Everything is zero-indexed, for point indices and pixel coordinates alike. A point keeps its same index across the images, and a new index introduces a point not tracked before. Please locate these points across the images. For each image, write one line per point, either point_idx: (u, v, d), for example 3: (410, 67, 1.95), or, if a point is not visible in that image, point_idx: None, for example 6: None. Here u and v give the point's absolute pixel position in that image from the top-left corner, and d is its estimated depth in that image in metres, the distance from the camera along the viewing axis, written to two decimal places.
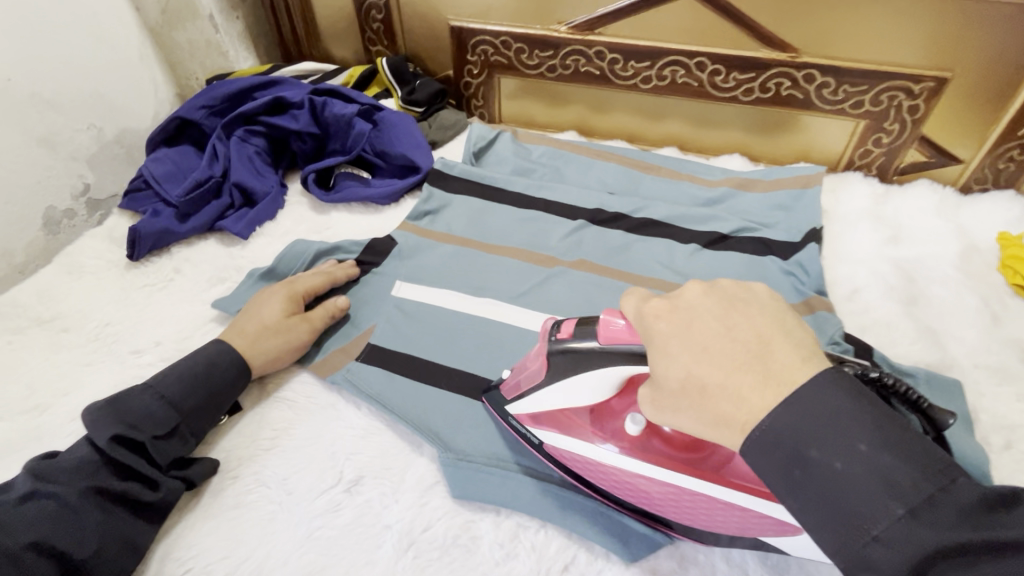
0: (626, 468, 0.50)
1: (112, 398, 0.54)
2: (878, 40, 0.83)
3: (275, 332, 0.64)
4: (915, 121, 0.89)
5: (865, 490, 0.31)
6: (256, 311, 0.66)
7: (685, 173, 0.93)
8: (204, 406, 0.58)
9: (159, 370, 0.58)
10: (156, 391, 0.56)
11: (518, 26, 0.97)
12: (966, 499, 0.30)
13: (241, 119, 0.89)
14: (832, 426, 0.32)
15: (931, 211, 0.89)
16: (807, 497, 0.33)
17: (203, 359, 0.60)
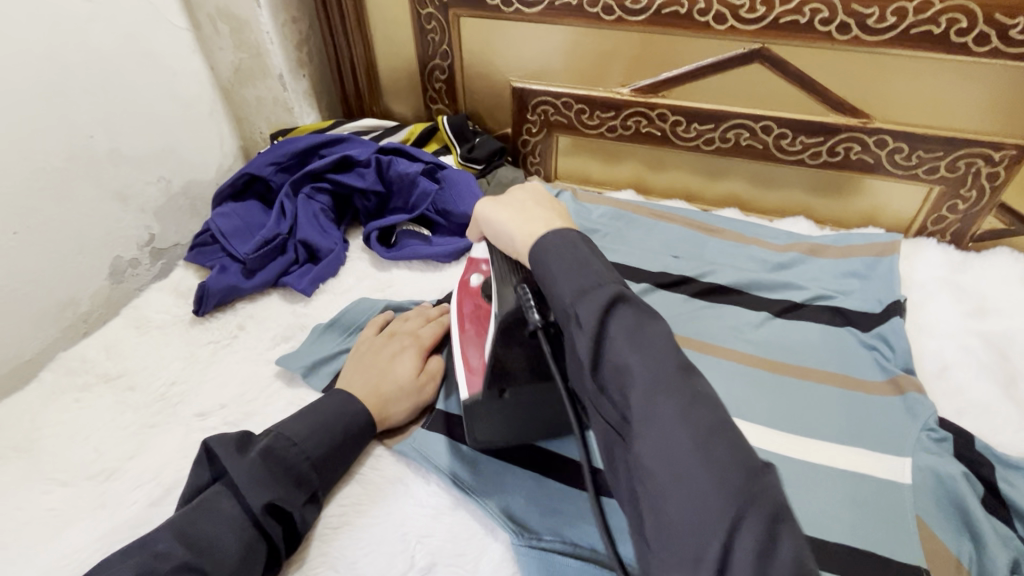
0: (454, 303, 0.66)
1: (265, 452, 0.54)
2: (957, 107, 0.81)
3: (406, 397, 0.65)
4: (995, 188, 0.86)
5: (581, 280, 0.45)
6: (389, 369, 0.65)
7: (751, 237, 0.91)
8: (338, 468, 0.58)
9: (302, 421, 0.58)
10: (303, 450, 0.56)
11: (581, 88, 0.97)
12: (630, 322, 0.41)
13: (308, 177, 0.90)
14: (591, 265, 0.46)
15: (1016, 282, 0.84)
16: (552, 270, 0.47)
17: (338, 410, 0.60)
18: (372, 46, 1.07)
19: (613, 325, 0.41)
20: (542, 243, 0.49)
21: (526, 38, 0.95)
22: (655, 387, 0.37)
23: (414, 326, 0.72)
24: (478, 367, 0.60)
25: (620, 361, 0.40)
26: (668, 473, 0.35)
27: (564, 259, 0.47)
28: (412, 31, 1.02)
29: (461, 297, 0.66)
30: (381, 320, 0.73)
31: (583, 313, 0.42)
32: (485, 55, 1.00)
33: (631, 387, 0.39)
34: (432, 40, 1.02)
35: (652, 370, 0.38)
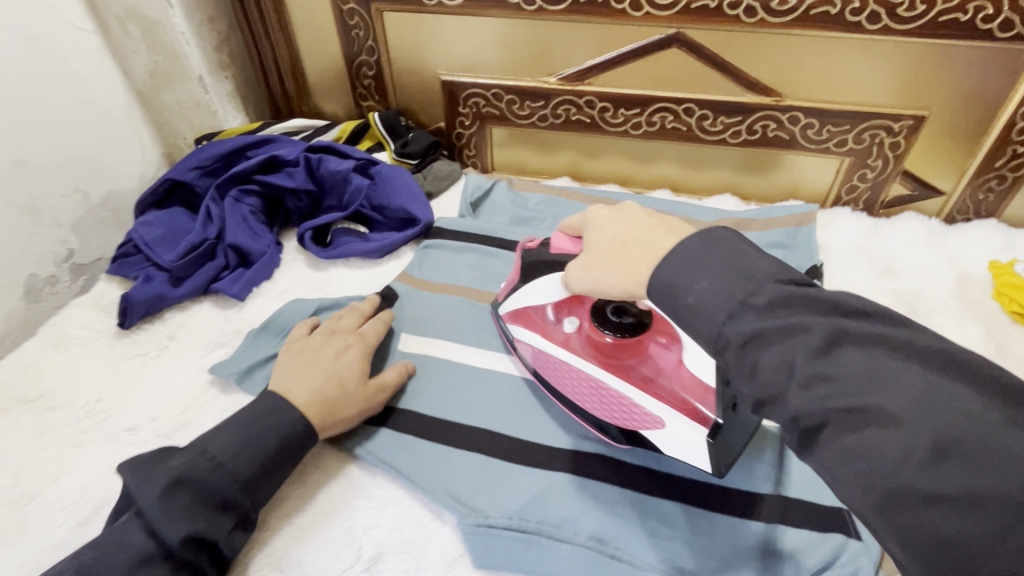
0: (564, 355, 0.61)
1: (183, 478, 0.51)
2: (858, 82, 0.87)
3: (356, 401, 0.61)
4: (898, 157, 0.93)
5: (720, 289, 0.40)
6: (337, 373, 0.62)
7: (681, 216, 0.94)
8: (272, 484, 0.55)
9: (226, 439, 0.54)
10: (224, 473, 0.53)
11: (510, 80, 0.99)
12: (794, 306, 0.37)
13: (235, 179, 0.88)
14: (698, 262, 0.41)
15: (921, 242, 0.91)
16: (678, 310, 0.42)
17: (266, 422, 0.56)
18: (295, 44, 1.05)
19: (770, 330, 0.37)
20: (661, 279, 0.42)
21: (452, 31, 0.95)
22: (849, 371, 0.35)
23: (352, 324, 0.69)
24: (682, 395, 0.54)
25: (795, 368, 0.36)
26: (891, 468, 0.33)
27: (701, 284, 0.40)
28: (336, 28, 1.01)
29: (556, 339, 0.62)
30: (322, 322, 0.69)
31: (735, 329, 0.39)
32: (413, 49, 1.00)
33: (824, 391, 0.35)
34: (356, 36, 1.01)
35: (835, 368, 0.35)
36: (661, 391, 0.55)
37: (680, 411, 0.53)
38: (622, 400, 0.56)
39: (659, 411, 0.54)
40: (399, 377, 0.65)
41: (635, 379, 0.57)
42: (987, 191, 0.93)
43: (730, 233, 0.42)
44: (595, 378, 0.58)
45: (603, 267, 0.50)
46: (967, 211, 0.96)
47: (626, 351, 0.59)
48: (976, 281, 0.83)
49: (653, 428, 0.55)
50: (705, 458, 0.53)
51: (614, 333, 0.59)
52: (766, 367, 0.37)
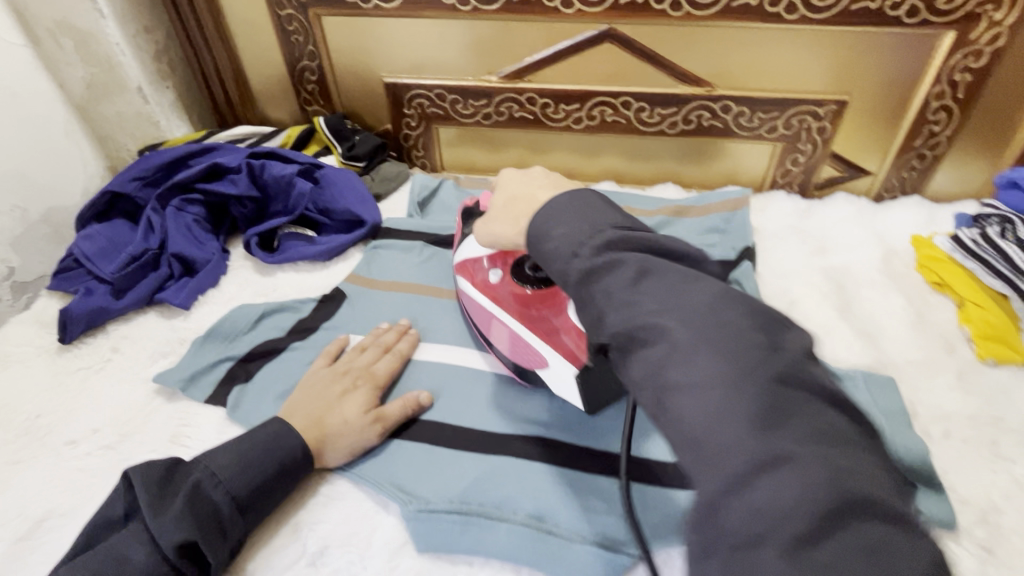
0: (485, 303, 0.67)
1: (189, 494, 0.52)
2: (782, 70, 0.91)
3: (355, 432, 0.60)
4: (825, 140, 0.97)
5: (623, 271, 0.41)
6: (337, 405, 0.62)
7: (624, 206, 0.97)
8: (268, 504, 0.55)
9: (229, 455, 0.55)
10: (224, 488, 0.53)
11: (452, 80, 1.00)
12: (668, 283, 0.39)
13: (177, 188, 0.87)
14: (608, 250, 0.43)
15: (850, 221, 0.95)
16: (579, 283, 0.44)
17: (271, 440, 0.57)
18: (235, 51, 1.05)
19: (629, 307, 0.39)
20: (534, 227, 0.47)
21: (391, 33, 0.96)
22: (686, 367, 0.35)
23: (369, 359, 0.68)
24: (567, 341, 0.60)
25: (648, 357, 0.37)
26: (716, 454, 0.32)
27: (560, 232, 0.45)
28: (275, 34, 1.01)
29: (479, 283, 0.69)
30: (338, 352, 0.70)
31: (614, 310, 0.40)
32: (354, 52, 1.00)
33: (675, 381, 0.35)
34: (296, 42, 1.01)
35: (673, 354, 0.36)
36: (551, 338, 0.60)
37: (564, 357, 0.59)
38: (522, 344, 0.63)
39: (545, 352, 0.61)
40: (404, 411, 0.63)
41: (535, 323, 0.63)
42: (910, 169, 0.98)
43: (597, 193, 0.48)
44: (505, 321, 0.65)
45: (496, 219, 0.57)
46: (894, 189, 1.01)
47: (547, 303, 0.64)
48: (901, 254, 0.87)
49: (542, 368, 0.62)
50: (576, 395, 0.59)
51: (535, 286, 0.65)
52: (646, 364, 0.37)
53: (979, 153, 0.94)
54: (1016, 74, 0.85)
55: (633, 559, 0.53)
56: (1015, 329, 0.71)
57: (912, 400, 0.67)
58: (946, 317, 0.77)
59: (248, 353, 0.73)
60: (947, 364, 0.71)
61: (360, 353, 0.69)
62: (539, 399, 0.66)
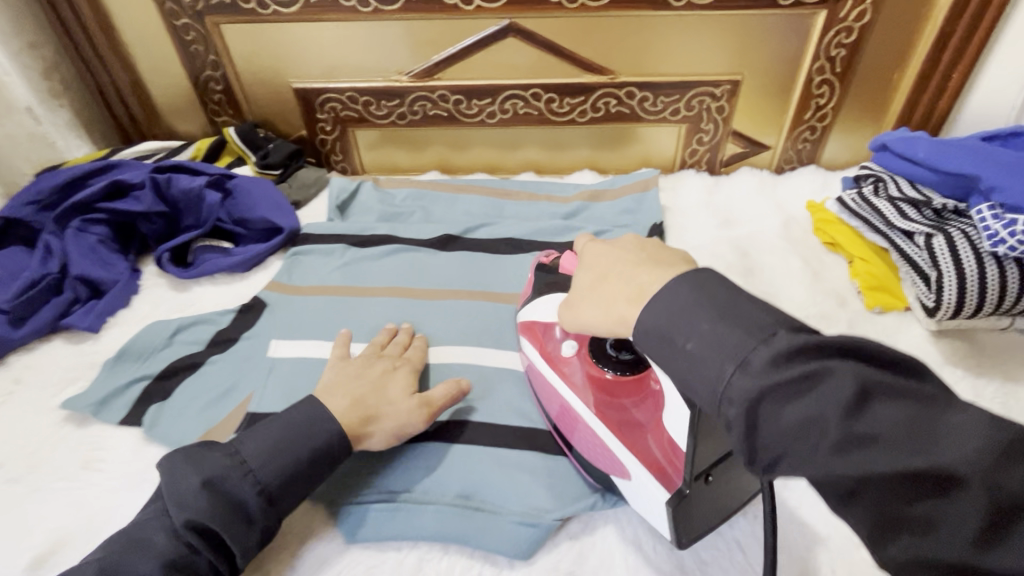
0: (558, 388, 0.59)
1: (212, 478, 0.50)
2: (677, 55, 0.95)
3: (400, 413, 0.59)
4: (725, 119, 1.03)
5: (718, 340, 0.36)
6: (383, 388, 0.61)
7: (542, 194, 1.00)
8: (300, 491, 0.53)
9: (264, 441, 0.53)
10: (255, 477, 0.51)
11: (362, 82, 1.00)
12: (786, 349, 0.34)
13: (77, 209, 0.84)
14: (689, 312, 0.38)
15: (754, 193, 1.01)
16: (669, 361, 0.39)
17: (303, 418, 0.55)
18: (133, 64, 1.01)
19: (782, 387, 0.33)
20: (648, 326, 0.40)
21: (294, 38, 0.96)
22: (881, 430, 0.31)
23: (395, 353, 0.67)
24: (651, 452, 0.50)
25: (827, 432, 0.32)
26: (934, 522, 0.30)
27: (702, 330, 0.37)
28: (173, 45, 0.98)
29: (551, 369, 0.60)
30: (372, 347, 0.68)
31: (738, 390, 0.35)
32: (258, 59, 0.99)
33: (867, 453, 0.31)
34: (196, 52, 0.99)
35: (835, 396, 0.32)
36: (637, 445, 0.51)
37: (646, 467, 0.49)
38: (601, 450, 0.54)
39: (626, 463, 0.51)
40: (448, 395, 0.62)
41: (610, 419, 0.53)
42: (804, 141, 1.05)
43: (715, 275, 0.40)
44: (580, 413, 0.56)
45: (577, 302, 0.49)
46: (792, 160, 1.08)
47: (628, 397, 0.55)
48: (798, 220, 0.93)
49: (620, 476, 0.53)
50: (666, 525, 0.49)
51: (615, 370, 0.56)
52: (785, 424, 0.33)
53: (861, 122, 1.02)
54: (883, 47, 0.93)
55: (557, 524, 0.56)
56: (894, 278, 0.77)
57: None
58: (839, 274, 0.83)
59: (164, 371, 0.71)
60: (840, 315, 0.77)
61: (392, 347, 0.68)
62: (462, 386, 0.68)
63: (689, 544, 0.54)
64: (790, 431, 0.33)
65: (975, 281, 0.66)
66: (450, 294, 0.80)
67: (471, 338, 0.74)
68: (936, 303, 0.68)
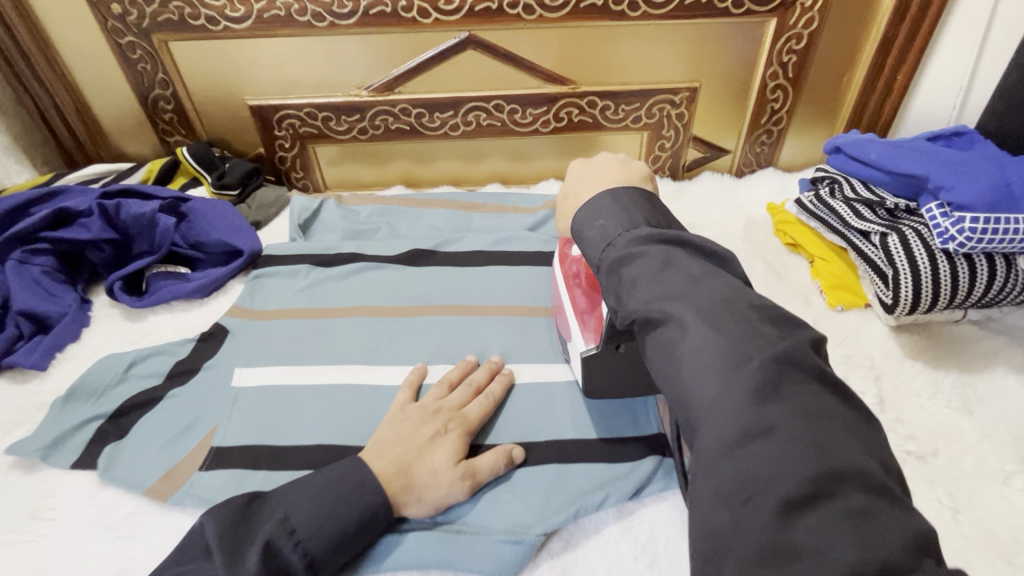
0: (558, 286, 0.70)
1: (267, 549, 0.48)
2: (636, 64, 0.97)
3: (442, 487, 0.56)
4: (685, 126, 1.04)
5: (616, 223, 0.48)
6: (428, 455, 0.57)
7: (509, 206, 0.99)
8: (343, 560, 0.51)
9: (311, 506, 0.51)
10: (303, 547, 0.49)
11: (321, 98, 0.98)
12: (659, 252, 0.43)
13: (18, 240, 0.79)
14: (609, 211, 0.49)
15: (717, 197, 1.03)
16: (585, 241, 0.50)
17: (346, 482, 0.53)
18: (75, 84, 0.97)
19: (643, 263, 0.42)
20: (575, 222, 0.51)
21: (248, 55, 0.93)
22: (688, 296, 0.39)
23: (460, 399, 0.63)
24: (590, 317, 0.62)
25: (660, 296, 0.40)
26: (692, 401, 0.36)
27: (599, 223, 0.49)
28: (118, 64, 0.94)
29: (564, 256, 0.70)
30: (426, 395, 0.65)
31: (610, 254, 0.46)
32: (211, 77, 0.96)
33: (667, 324, 0.39)
34: (144, 70, 0.95)
35: (671, 286, 0.40)
36: (582, 319, 0.63)
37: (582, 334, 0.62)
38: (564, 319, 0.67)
39: (574, 329, 0.64)
40: (496, 465, 0.59)
41: (576, 299, 0.65)
42: (761, 145, 1.08)
43: (638, 196, 0.51)
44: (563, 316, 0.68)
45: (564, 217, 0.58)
46: (751, 163, 1.10)
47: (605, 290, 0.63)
48: (760, 223, 0.95)
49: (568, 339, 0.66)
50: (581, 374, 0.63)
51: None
52: (629, 282, 0.42)
53: (814, 125, 1.05)
54: (831, 53, 0.96)
55: (540, 540, 0.55)
56: (852, 275, 0.79)
57: None
58: (801, 273, 0.85)
59: (119, 407, 0.67)
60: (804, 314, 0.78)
61: (450, 399, 0.63)
62: None
63: (668, 546, 0.54)
64: (637, 284, 0.42)
65: (928, 277, 0.68)
66: (421, 311, 0.79)
67: (443, 357, 0.73)
68: (893, 299, 0.70)
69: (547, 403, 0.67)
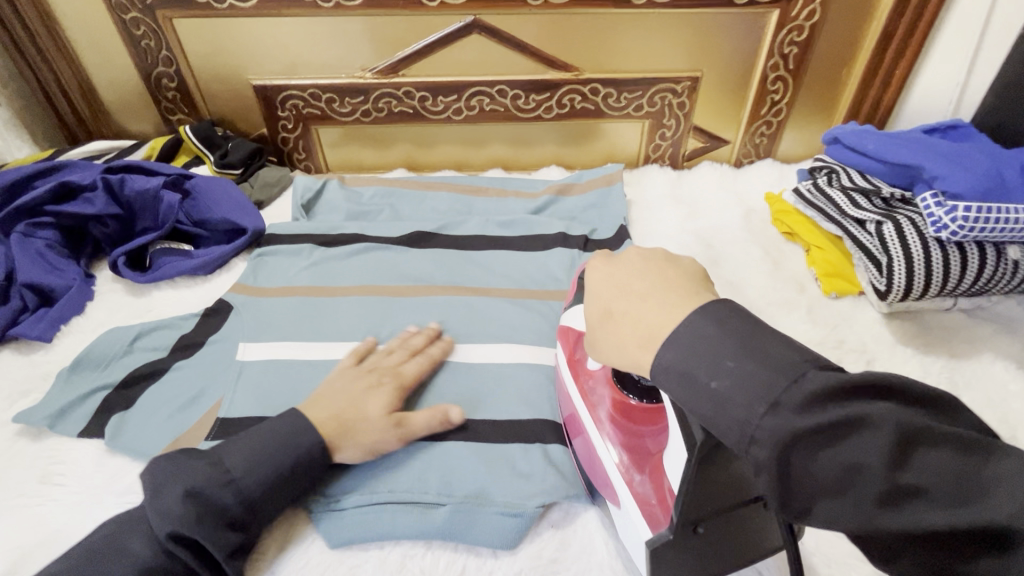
0: (578, 410, 0.58)
1: (190, 492, 0.50)
2: (638, 52, 0.97)
3: (377, 433, 0.58)
4: (686, 115, 1.05)
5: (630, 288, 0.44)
6: (361, 405, 0.59)
7: (511, 190, 1.00)
8: (285, 496, 0.54)
9: (244, 451, 0.53)
10: (235, 488, 0.51)
11: (325, 79, 0.98)
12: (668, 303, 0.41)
13: (22, 213, 0.80)
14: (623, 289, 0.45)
15: (716, 186, 1.04)
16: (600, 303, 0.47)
17: (284, 428, 0.55)
18: (78, 60, 0.96)
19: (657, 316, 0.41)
20: (602, 298, 0.46)
21: (252, 34, 0.93)
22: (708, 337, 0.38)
23: (397, 359, 0.67)
24: (641, 487, 0.49)
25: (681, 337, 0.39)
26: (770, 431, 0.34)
27: (625, 282, 0.46)
28: (122, 40, 0.94)
29: (582, 378, 0.59)
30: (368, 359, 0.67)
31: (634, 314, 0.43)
32: (215, 55, 0.96)
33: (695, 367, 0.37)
34: (148, 47, 0.95)
35: (828, 405, 0.33)
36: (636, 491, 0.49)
37: (636, 505, 0.49)
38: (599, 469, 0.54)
39: (619, 492, 0.51)
40: (432, 422, 0.60)
41: (618, 443, 0.53)
42: (761, 136, 1.09)
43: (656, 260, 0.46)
44: (596, 468, 0.55)
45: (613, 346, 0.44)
46: (750, 154, 1.12)
47: (648, 423, 0.53)
48: (758, 212, 0.97)
49: (611, 501, 0.53)
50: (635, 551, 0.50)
51: (640, 396, 0.54)
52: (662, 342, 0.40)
53: (812, 117, 1.07)
54: (832, 45, 0.97)
55: (540, 512, 0.56)
56: (847, 263, 0.81)
57: None
58: (797, 261, 0.87)
59: (125, 379, 0.68)
60: (798, 300, 0.80)
61: (382, 359, 0.67)
62: (436, 385, 0.68)
63: None
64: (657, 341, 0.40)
65: (920, 264, 0.70)
66: (423, 292, 0.80)
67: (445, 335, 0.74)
68: (887, 286, 0.72)
69: (546, 382, 0.68)
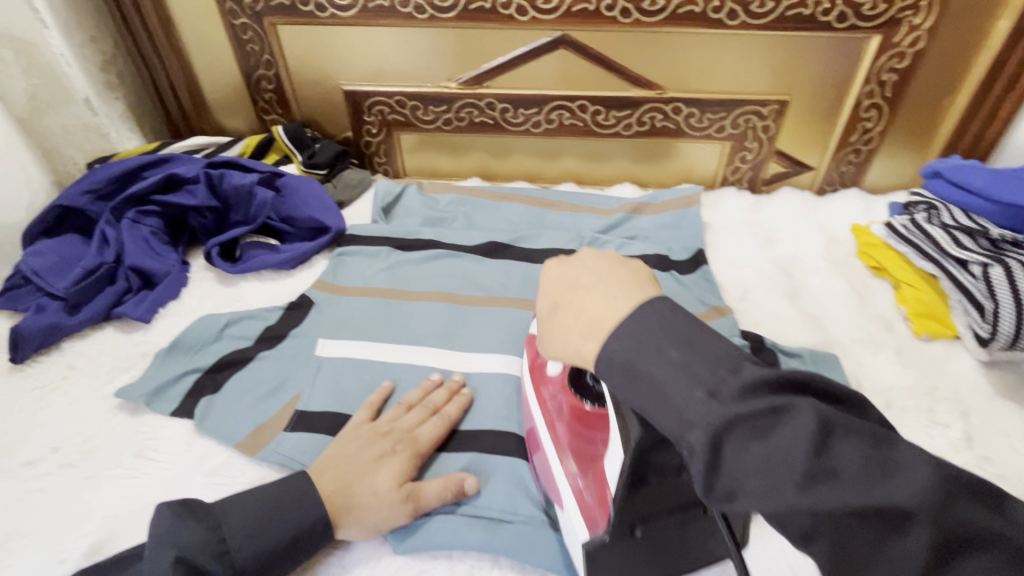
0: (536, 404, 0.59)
1: (182, 559, 0.49)
2: (725, 73, 0.96)
3: (380, 510, 0.55)
4: (770, 138, 1.02)
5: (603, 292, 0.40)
6: (369, 477, 0.57)
7: (584, 206, 1.00)
8: (360, 509, 0.55)
9: (243, 517, 0.52)
10: (229, 558, 0.50)
11: (411, 87, 1.01)
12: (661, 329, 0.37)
13: (132, 201, 0.86)
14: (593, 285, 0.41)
15: (797, 213, 1.01)
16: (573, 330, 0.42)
17: (283, 489, 0.55)
18: (189, 60, 1.03)
19: (646, 349, 0.36)
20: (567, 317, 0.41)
21: (347, 42, 0.97)
22: (732, 386, 0.33)
23: (413, 421, 0.63)
24: (587, 493, 0.51)
25: (686, 371, 0.34)
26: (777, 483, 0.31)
27: (596, 299, 0.41)
28: (229, 43, 1.00)
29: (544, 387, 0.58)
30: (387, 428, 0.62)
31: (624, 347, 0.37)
32: (311, 60, 1.00)
33: (710, 405, 0.33)
34: (252, 51, 1.00)
35: (733, 384, 0.33)
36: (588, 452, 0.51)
37: (578, 506, 0.51)
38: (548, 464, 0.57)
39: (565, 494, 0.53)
40: (444, 493, 0.58)
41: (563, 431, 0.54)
42: (848, 164, 1.05)
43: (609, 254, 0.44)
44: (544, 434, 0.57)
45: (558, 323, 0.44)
46: (834, 182, 1.07)
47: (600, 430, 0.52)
48: (842, 243, 0.93)
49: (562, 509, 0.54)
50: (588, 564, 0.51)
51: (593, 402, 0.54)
52: (658, 375, 0.35)
53: (906, 147, 1.02)
54: (935, 73, 0.93)
55: None
56: (942, 305, 0.76)
57: (858, 375, 0.72)
58: (884, 298, 0.82)
59: (214, 364, 0.72)
60: (884, 340, 0.76)
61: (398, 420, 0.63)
62: (506, 396, 0.68)
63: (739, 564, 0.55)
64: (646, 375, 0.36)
65: None
66: (496, 302, 0.81)
67: (517, 346, 0.74)
68: (991, 333, 0.69)
69: None
